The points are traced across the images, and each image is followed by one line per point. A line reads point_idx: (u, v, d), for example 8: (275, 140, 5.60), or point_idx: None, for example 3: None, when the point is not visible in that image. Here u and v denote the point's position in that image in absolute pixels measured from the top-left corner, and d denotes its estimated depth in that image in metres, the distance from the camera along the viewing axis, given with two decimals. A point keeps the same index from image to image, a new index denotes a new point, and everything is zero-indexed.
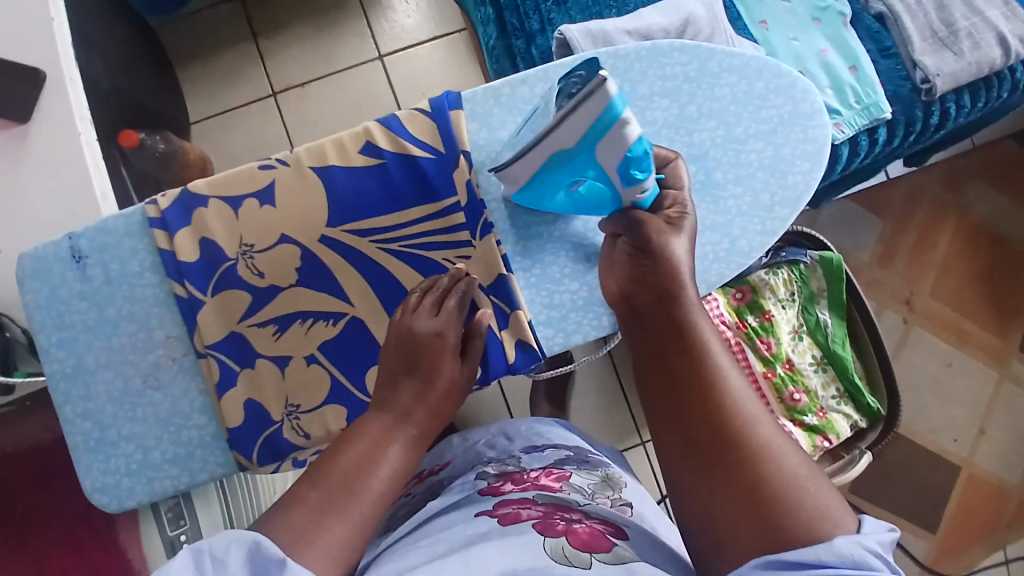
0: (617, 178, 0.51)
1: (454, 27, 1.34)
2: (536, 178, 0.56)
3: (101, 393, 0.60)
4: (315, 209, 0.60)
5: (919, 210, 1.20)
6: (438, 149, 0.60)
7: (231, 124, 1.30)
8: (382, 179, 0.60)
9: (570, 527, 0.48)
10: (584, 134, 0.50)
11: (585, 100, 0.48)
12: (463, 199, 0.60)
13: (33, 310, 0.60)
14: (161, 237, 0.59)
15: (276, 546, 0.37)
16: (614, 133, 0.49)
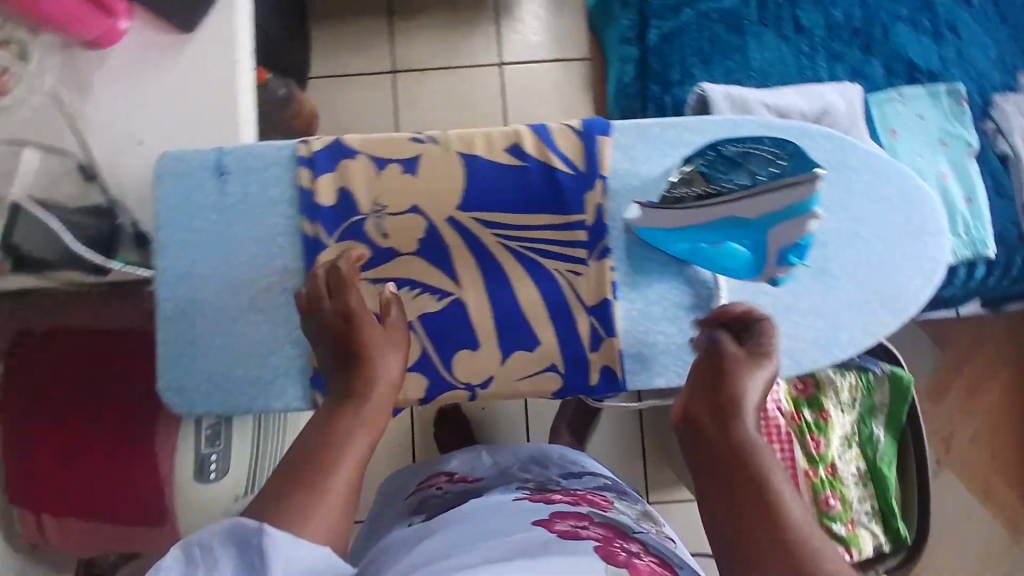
0: (776, 256, 0.57)
1: (576, 54, 1.38)
2: (686, 232, 0.59)
3: (207, 301, 0.62)
4: (451, 190, 0.63)
5: (978, 352, 1.21)
6: (579, 166, 0.62)
7: (344, 88, 1.35)
8: (519, 179, 0.63)
9: (630, 559, 0.50)
10: (775, 211, 0.55)
11: (790, 187, 0.53)
12: (590, 219, 0.62)
13: (163, 206, 0.62)
14: (306, 175, 0.62)
15: (254, 517, 0.41)
16: (799, 223, 0.54)
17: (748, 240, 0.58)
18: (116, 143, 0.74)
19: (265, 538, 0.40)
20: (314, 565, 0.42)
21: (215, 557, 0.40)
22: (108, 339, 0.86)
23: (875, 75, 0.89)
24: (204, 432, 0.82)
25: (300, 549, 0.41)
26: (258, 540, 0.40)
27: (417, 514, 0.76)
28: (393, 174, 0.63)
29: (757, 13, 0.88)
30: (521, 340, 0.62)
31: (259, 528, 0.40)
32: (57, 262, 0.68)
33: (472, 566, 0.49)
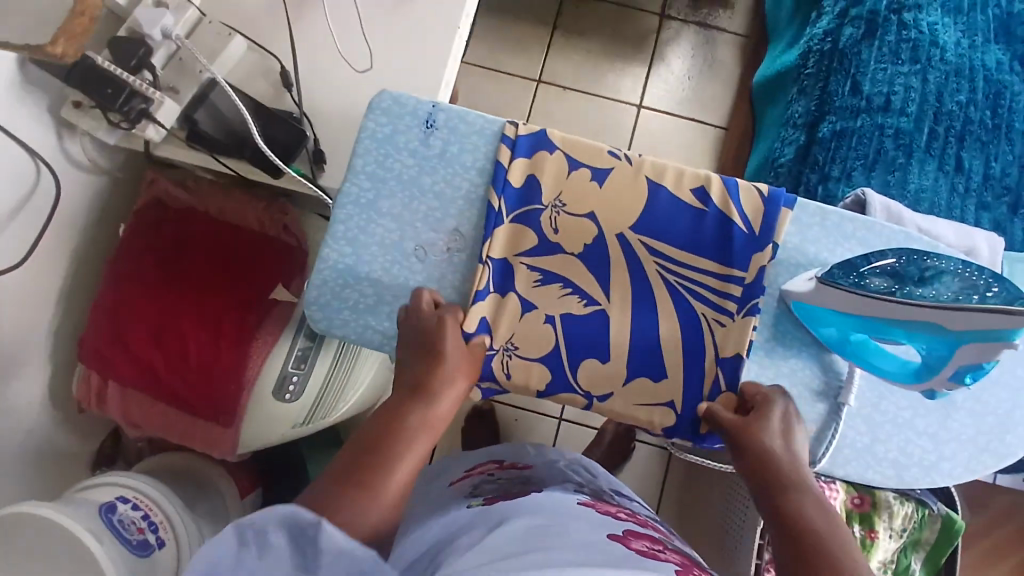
0: (952, 369, 0.56)
1: (714, 119, 1.39)
2: (863, 318, 0.58)
3: (375, 235, 0.65)
4: (632, 210, 0.65)
5: (1002, 528, 1.22)
6: (754, 227, 0.65)
7: (490, 80, 1.39)
8: (696, 221, 0.65)
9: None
10: (976, 331, 0.53)
11: (1006, 313, 0.51)
12: (748, 278, 0.64)
13: (367, 136, 0.66)
14: (505, 152, 0.65)
15: (310, 512, 0.39)
16: (994, 347, 0.53)
17: (931, 345, 0.56)
18: (324, 68, 0.79)
19: (320, 532, 0.38)
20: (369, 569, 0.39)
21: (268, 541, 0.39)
22: (234, 235, 0.89)
23: (1015, 236, 0.91)
24: (295, 353, 0.85)
25: (353, 545, 0.39)
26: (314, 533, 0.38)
27: (477, 496, 0.73)
28: (583, 178, 0.66)
29: (927, 140, 0.91)
30: (649, 368, 0.64)
31: (315, 521, 0.38)
32: (222, 144, 0.78)
33: (570, 556, 0.51)
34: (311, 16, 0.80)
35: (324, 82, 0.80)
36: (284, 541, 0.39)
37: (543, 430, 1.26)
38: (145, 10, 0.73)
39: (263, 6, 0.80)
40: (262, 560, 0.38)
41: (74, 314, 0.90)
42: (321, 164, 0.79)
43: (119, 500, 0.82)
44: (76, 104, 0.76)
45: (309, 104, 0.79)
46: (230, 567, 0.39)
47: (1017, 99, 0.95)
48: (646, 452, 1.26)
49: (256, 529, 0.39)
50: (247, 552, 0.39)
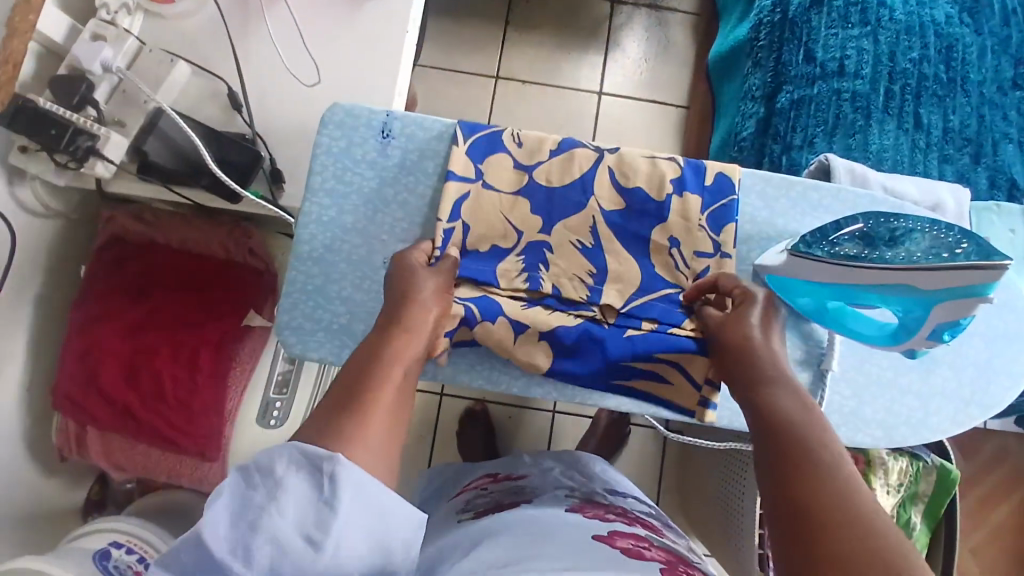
0: (930, 328, 0.56)
1: (675, 100, 1.39)
2: (839, 285, 0.58)
3: (341, 252, 0.64)
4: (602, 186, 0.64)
5: (994, 472, 1.26)
6: (712, 182, 0.65)
7: (448, 81, 1.37)
8: (677, 181, 0.65)
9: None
10: (948, 287, 0.53)
11: (977, 267, 0.51)
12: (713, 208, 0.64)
13: (323, 151, 0.65)
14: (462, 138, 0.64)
15: (319, 449, 0.38)
16: (969, 301, 0.53)
17: (908, 306, 0.56)
18: (271, 82, 0.78)
19: (337, 466, 0.37)
20: (383, 508, 0.39)
21: (280, 476, 0.37)
22: (202, 266, 0.87)
23: (979, 185, 0.93)
24: (277, 378, 0.85)
25: (369, 480, 0.38)
26: (331, 468, 0.37)
27: (468, 510, 0.75)
28: (548, 139, 0.66)
29: (885, 100, 0.92)
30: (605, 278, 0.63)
31: (331, 455, 0.38)
32: (178, 174, 0.76)
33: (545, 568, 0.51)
34: (254, 33, 0.78)
35: (275, 97, 0.78)
36: (294, 477, 0.37)
37: (538, 426, 1.26)
38: (82, 43, 0.72)
39: (204, 27, 0.78)
40: (270, 496, 0.37)
41: (43, 365, 0.88)
42: (279, 183, 0.77)
43: (112, 546, 0.80)
44: (22, 149, 0.74)
45: (261, 124, 0.78)
46: (236, 510, 0.37)
47: (969, 49, 0.96)
48: (640, 437, 1.27)
49: (263, 469, 0.37)
50: (255, 493, 0.37)
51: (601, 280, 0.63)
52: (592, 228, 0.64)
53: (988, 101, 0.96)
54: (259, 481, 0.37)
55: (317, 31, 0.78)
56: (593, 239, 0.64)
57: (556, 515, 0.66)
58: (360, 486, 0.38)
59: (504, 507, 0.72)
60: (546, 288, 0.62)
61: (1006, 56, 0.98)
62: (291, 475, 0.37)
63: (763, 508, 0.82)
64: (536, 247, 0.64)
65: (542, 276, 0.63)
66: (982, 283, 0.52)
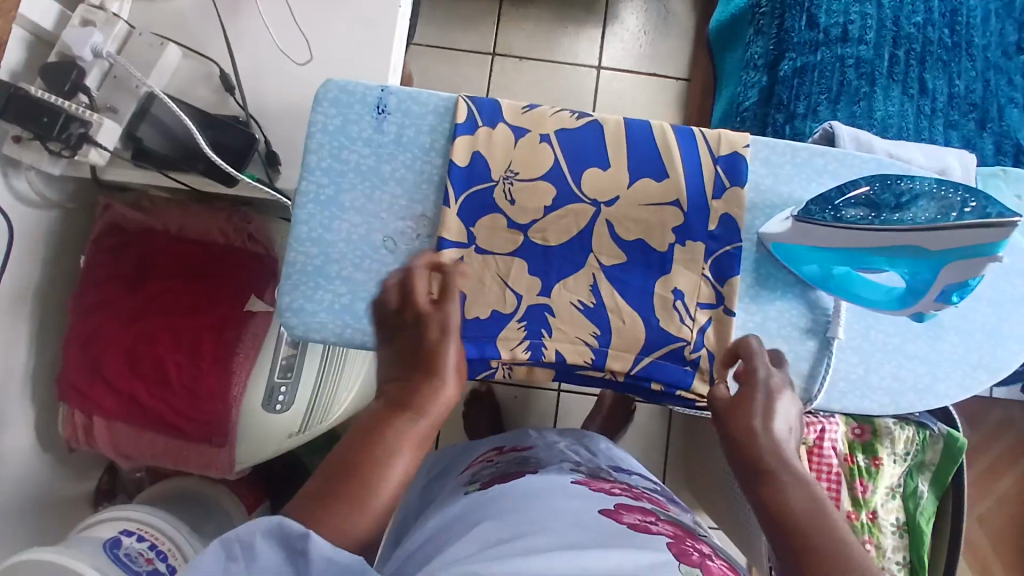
0: (937, 290, 0.55)
1: (674, 73, 1.37)
2: (844, 250, 0.57)
3: (340, 232, 0.63)
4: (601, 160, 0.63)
5: (1001, 441, 1.26)
6: (713, 226, 0.63)
7: (443, 59, 1.35)
8: (681, 229, 0.63)
9: (703, 560, 0.54)
10: (955, 249, 0.52)
11: (983, 227, 0.50)
12: (716, 262, 0.63)
13: (318, 130, 0.63)
14: (449, 190, 0.62)
15: (295, 525, 0.42)
16: (977, 262, 0.52)
17: (915, 269, 0.55)
18: (263, 62, 0.76)
19: (307, 543, 0.42)
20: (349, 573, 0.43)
21: (258, 549, 0.42)
22: (199, 251, 0.86)
23: (985, 150, 0.91)
24: (279, 363, 0.84)
25: (337, 553, 0.42)
26: (302, 543, 0.42)
27: (475, 483, 0.76)
28: (542, 191, 0.63)
29: (889, 66, 0.90)
30: (601, 327, 0.63)
31: (303, 533, 0.42)
32: (174, 160, 0.75)
33: (546, 553, 0.51)
34: (244, 10, 0.76)
35: (268, 76, 0.77)
36: (270, 549, 0.43)
37: (543, 404, 1.27)
38: (71, 29, 0.70)
39: (194, 6, 0.77)
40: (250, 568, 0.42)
41: (47, 353, 0.88)
42: (276, 167, 0.76)
43: (123, 534, 0.81)
44: (15, 139, 0.72)
45: (255, 106, 0.76)
46: None
47: (974, 13, 0.94)
48: (645, 413, 1.28)
49: (243, 543, 0.42)
50: (236, 565, 0.43)
51: (599, 302, 0.63)
52: (593, 285, 0.64)
53: (993, 66, 0.94)
54: (239, 553, 0.43)
55: (309, 9, 0.76)
56: (596, 298, 0.63)
57: (562, 490, 0.65)
58: (328, 558, 0.42)
59: (510, 477, 0.73)
60: (550, 356, 0.63)
61: (1009, 21, 0.96)
62: (267, 547, 0.43)
63: None
64: (538, 311, 0.63)
65: (544, 341, 0.63)
66: (990, 242, 0.50)
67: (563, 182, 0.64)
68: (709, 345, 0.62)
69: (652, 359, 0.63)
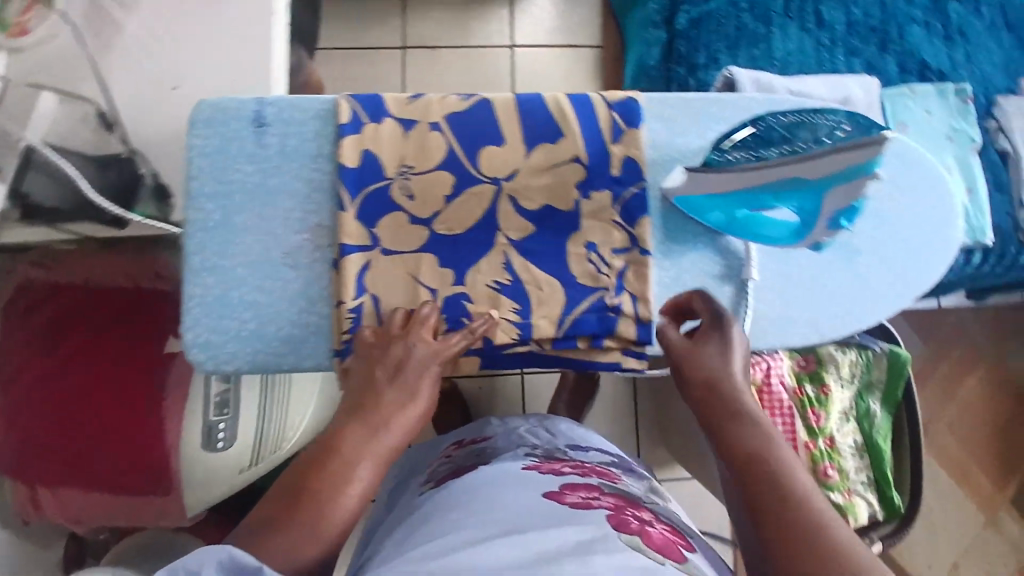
0: (830, 215, 0.59)
1: (588, 39, 1.35)
2: (743, 189, 0.61)
3: (236, 257, 0.60)
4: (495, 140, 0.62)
5: (957, 352, 1.29)
6: (615, 170, 0.62)
7: (354, 60, 1.32)
8: (583, 183, 0.62)
9: (642, 527, 0.53)
10: (836, 171, 0.57)
11: (856, 145, 0.55)
12: (624, 202, 0.63)
13: (197, 155, 0.61)
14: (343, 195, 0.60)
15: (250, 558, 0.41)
16: (859, 181, 0.56)
17: (808, 198, 0.59)
18: (142, 92, 0.73)
19: None
20: None
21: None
22: (112, 300, 0.83)
23: (889, 71, 0.92)
24: (213, 400, 0.82)
25: None
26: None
27: (430, 481, 0.75)
28: (440, 181, 0.61)
29: (783, 3, 0.91)
30: (521, 302, 0.62)
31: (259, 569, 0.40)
32: (65, 213, 0.72)
33: (483, 543, 0.50)
34: (111, 41, 0.72)
35: (151, 107, 0.74)
36: None
37: (509, 392, 1.26)
38: None
39: (57, 45, 0.72)
40: None
41: None
42: (168, 199, 0.74)
43: None
44: None
45: (139, 140, 0.73)
46: None
47: None
48: (611, 382, 1.28)
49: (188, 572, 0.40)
50: None
51: (514, 281, 0.62)
52: (505, 265, 0.62)
53: None
54: None
55: (180, 31, 0.73)
56: (510, 277, 0.62)
57: (509, 476, 0.64)
58: None
59: (463, 470, 0.72)
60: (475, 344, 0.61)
61: None
62: None
63: None
64: (454, 300, 0.61)
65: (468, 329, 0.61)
66: (868, 156, 0.55)
67: (459, 166, 0.62)
68: (629, 290, 0.62)
69: (583, 318, 0.62)
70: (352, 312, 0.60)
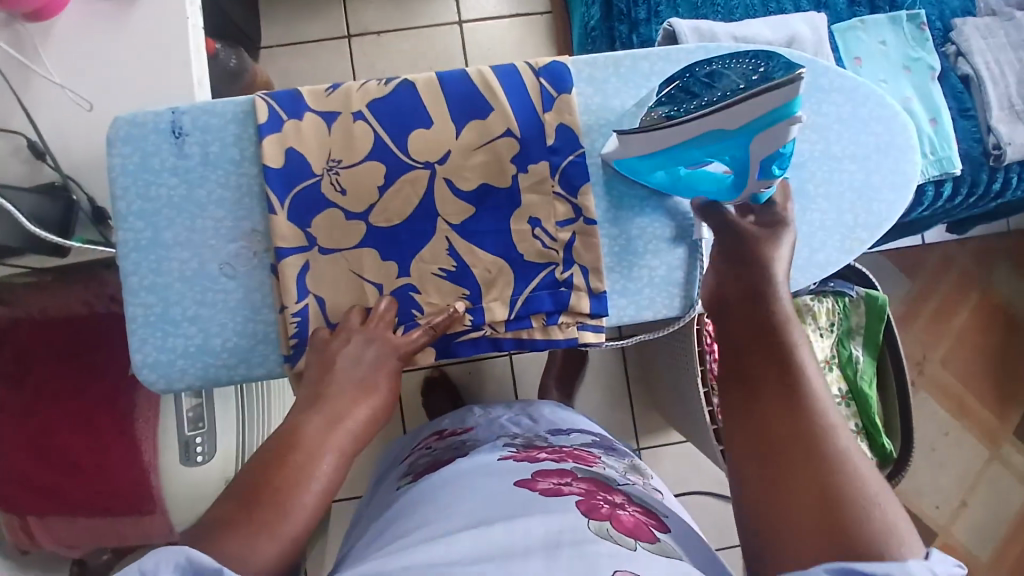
0: (757, 168, 0.54)
1: (536, 8, 1.32)
2: (663, 152, 0.55)
3: (173, 273, 0.59)
4: (422, 122, 0.60)
5: (945, 284, 1.27)
6: (550, 140, 0.60)
7: (301, 56, 1.29)
8: (519, 157, 0.60)
9: (613, 511, 0.53)
10: (751, 121, 0.50)
11: (771, 89, 0.47)
12: (564, 172, 0.61)
13: (119, 173, 0.59)
14: (272, 197, 0.58)
15: (210, 558, 0.37)
16: (781, 127, 0.50)
17: (732, 151, 0.53)
18: (64, 114, 0.70)
19: None
20: None
21: None
22: (72, 328, 0.82)
23: (837, 5, 0.89)
24: (186, 416, 0.80)
25: None
26: None
27: (407, 477, 0.74)
28: (371, 172, 0.59)
29: None
30: (468, 287, 0.61)
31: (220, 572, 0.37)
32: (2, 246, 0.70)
33: (450, 539, 0.49)
34: (25, 65, 0.70)
35: (75, 127, 0.71)
36: None
37: (496, 374, 1.25)
38: None
39: None
40: None
41: None
42: (106, 222, 0.73)
43: None
44: None
45: (69, 164, 0.71)
46: None
47: None
48: (598, 354, 1.27)
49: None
50: None
51: (462, 266, 0.61)
52: (449, 250, 0.61)
53: None
54: None
55: (95, 47, 0.71)
56: (455, 261, 0.61)
57: (482, 467, 0.63)
58: None
59: (440, 464, 0.72)
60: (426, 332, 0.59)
61: None
62: None
63: (706, 385, 0.85)
64: (403, 293, 0.60)
65: (418, 320, 0.60)
66: (782, 102, 0.48)
67: (389, 155, 0.60)
68: (578, 261, 0.61)
69: (536, 292, 0.61)
70: (296, 317, 0.58)
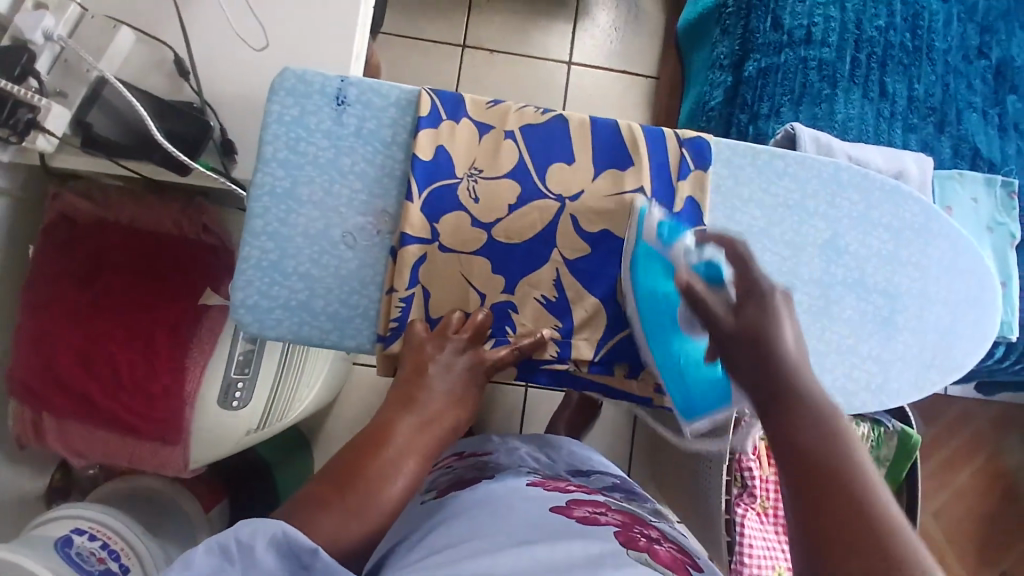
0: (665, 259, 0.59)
1: (645, 71, 1.37)
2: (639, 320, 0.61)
3: (296, 227, 0.61)
4: (566, 157, 0.63)
5: (956, 438, 1.30)
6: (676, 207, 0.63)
7: (414, 52, 1.33)
8: None
9: (651, 545, 0.54)
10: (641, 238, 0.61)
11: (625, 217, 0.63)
12: None
13: (273, 121, 0.61)
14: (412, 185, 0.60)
15: (308, 537, 0.42)
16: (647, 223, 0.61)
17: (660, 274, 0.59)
18: (224, 49, 0.74)
19: (317, 559, 0.42)
20: None
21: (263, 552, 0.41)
22: (153, 243, 0.84)
23: (943, 153, 0.93)
24: (236, 358, 0.82)
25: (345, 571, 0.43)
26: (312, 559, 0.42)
27: (431, 489, 0.75)
28: (506, 188, 0.62)
29: (850, 69, 0.92)
30: (561, 320, 0.63)
31: (315, 550, 0.42)
32: (126, 147, 0.71)
33: (504, 551, 0.51)
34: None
35: (226, 66, 0.74)
36: (272, 557, 0.41)
37: (510, 400, 1.26)
38: (24, 13, 0.66)
39: None
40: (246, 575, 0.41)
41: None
42: (231, 155, 0.74)
43: (75, 532, 0.77)
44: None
45: (211, 94, 0.74)
46: None
47: (935, 18, 0.96)
48: (613, 410, 1.28)
49: (243, 545, 0.41)
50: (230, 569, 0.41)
51: (562, 298, 0.63)
52: (555, 280, 0.63)
53: (953, 70, 0.96)
54: (237, 554, 0.41)
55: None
56: (557, 291, 0.63)
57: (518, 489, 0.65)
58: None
59: (467, 482, 0.72)
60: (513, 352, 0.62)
61: (971, 25, 0.98)
62: (272, 554, 0.41)
63: (729, 474, 0.85)
64: (500, 308, 0.62)
65: (509, 338, 0.62)
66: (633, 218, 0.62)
67: (527, 179, 0.62)
68: None
69: (623, 343, 0.63)
70: (401, 302, 0.60)
